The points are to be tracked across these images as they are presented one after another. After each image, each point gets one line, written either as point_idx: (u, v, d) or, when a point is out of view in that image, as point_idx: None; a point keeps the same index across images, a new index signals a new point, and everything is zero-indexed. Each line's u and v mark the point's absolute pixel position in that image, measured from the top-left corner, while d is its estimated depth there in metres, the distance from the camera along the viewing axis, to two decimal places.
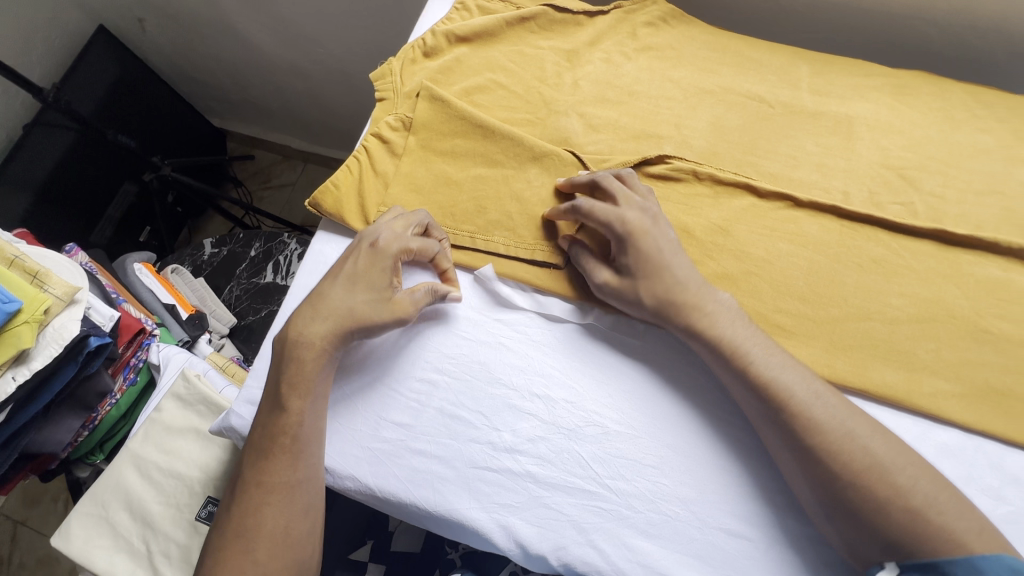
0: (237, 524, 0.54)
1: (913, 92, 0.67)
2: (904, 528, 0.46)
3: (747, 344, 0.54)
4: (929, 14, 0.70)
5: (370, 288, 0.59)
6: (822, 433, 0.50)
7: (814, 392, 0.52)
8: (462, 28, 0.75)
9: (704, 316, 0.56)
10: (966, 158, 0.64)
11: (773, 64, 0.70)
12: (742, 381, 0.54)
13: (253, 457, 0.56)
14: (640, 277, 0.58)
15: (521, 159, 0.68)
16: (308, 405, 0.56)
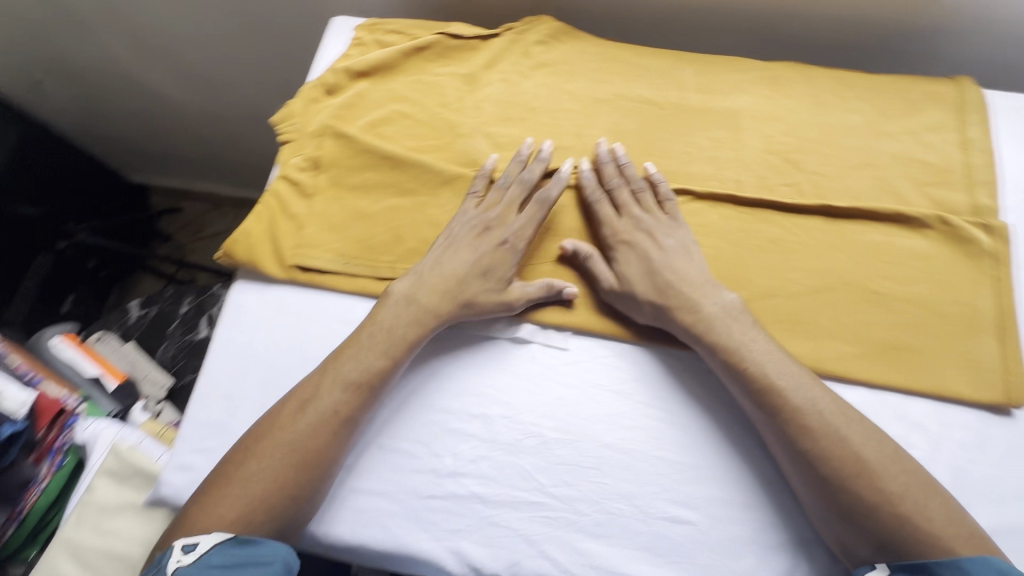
0: (285, 441, 0.56)
1: (786, 81, 0.73)
2: (901, 533, 0.49)
3: (748, 350, 0.57)
4: (790, 9, 0.76)
5: (494, 268, 0.63)
6: (824, 440, 0.52)
7: (812, 398, 0.54)
8: (361, 63, 0.76)
9: (708, 317, 0.59)
10: (839, 136, 0.69)
11: (659, 69, 0.74)
12: (746, 387, 0.56)
13: (326, 385, 0.58)
14: (656, 269, 0.62)
15: (433, 184, 0.70)
16: (406, 344, 0.60)
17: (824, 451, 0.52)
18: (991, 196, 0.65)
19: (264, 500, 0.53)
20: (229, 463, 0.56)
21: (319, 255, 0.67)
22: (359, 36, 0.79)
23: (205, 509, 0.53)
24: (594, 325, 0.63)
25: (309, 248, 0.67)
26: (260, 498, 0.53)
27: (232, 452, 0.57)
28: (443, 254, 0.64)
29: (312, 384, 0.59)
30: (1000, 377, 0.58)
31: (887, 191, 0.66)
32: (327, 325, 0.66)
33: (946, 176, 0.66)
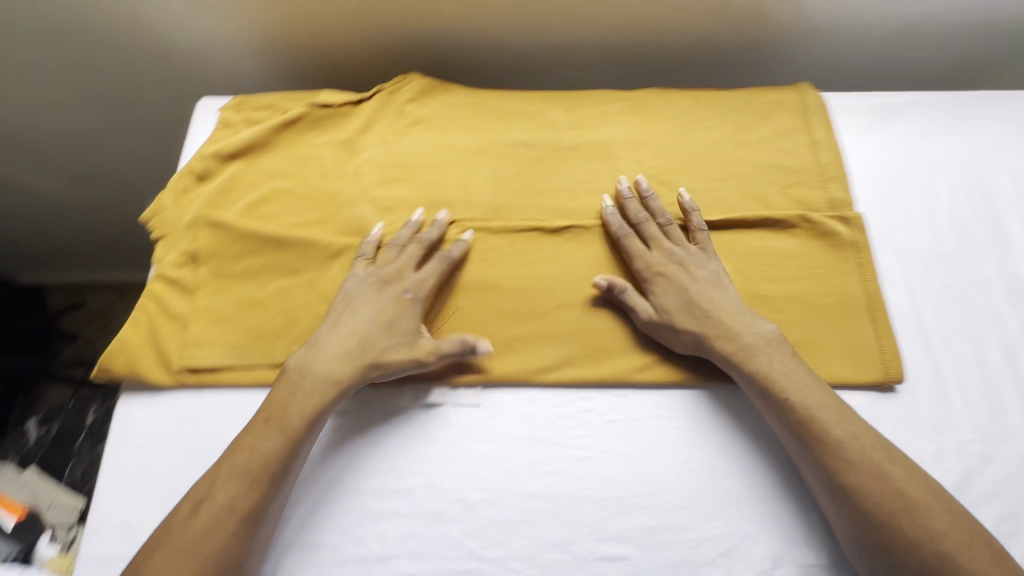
0: (180, 548, 0.52)
1: (649, 107, 0.77)
2: (910, 557, 0.51)
3: (783, 383, 0.58)
4: (643, 40, 0.81)
5: (392, 325, 0.62)
6: (859, 469, 0.54)
7: (853, 433, 0.55)
8: (230, 145, 0.74)
9: (745, 338, 0.60)
10: (705, 153, 0.73)
11: (531, 112, 0.77)
12: (783, 413, 0.57)
13: (222, 479, 0.55)
14: (693, 300, 0.62)
15: (321, 259, 0.68)
16: (303, 425, 0.57)
17: (862, 482, 0.53)
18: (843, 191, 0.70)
19: None
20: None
21: (208, 352, 0.64)
22: (226, 117, 0.77)
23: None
24: (502, 376, 0.63)
25: (197, 347, 0.64)
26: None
27: (139, 554, 0.53)
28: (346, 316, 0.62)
29: (207, 481, 0.55)
30: (879, 358, 0.62)
31: (754, 199, 0.71)
32: (226, 427, 0.61)
33: (801, 178, 0.71)
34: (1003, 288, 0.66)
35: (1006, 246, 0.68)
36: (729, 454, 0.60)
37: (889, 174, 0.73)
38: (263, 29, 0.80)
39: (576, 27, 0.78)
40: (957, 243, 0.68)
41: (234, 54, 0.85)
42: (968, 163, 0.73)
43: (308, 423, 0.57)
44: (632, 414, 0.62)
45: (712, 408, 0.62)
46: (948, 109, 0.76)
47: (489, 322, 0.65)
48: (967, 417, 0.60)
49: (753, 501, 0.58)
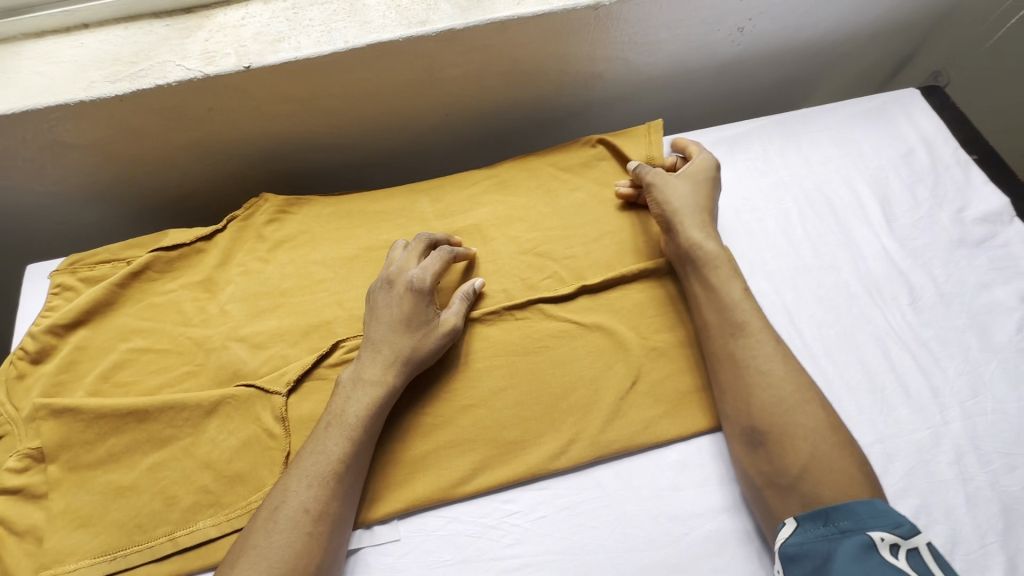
0: (261, 555, 0.50)
1: (513, 181, 0.78)
2: (800, 448, 0.54)
3: (736, 298, 0.63)
4: (494, 116, 0.82)
5: (422, 317, 0.62)
6: (782, 365, 0.58)
7: (777, 351, 0.59)
8: (67, 313, 0.65)
9: (702, 239, 0.66)
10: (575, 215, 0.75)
11: (398, 209, 0.75)
12: (726, 313, 0.62)
13: (293, 480, 0.54)
14: (678, 209, 0.68)
15: (195, 419, 0.61)
16: (365, 424, 0.57)
17: (781, 375, 0.58)
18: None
19: None
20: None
21: (74, 566, 0.55)
22: (60, 281, 0.68)
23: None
24: (417, 501, 0.58)
25: (60, 564, 0.55)
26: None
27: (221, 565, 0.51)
28: (387, 303, 0.63)
29: (281, 486, 0.54)
30: None
31: (629, 252, 0.72)
32: None
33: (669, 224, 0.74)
34: (863, 288, 0.71)
35: (855, 248, 0.74)
36: (662, 520, 0.59)
37: (745, 202, 0.77)
38: (87, 179, 0.73)
39: (425, 118, 0.79)
40: (815, 254, 0.73)
41: (61, 208, 0.77)
42: (807, 177, 0.79)
43: (366, 421, 0.57)
44: (559, 504, 0.59)
45: (635, 474, 0.61)
46: (778, 129, 0.83)
47: (392, 443, 0.61)
48: (864, 421, 0.63)
49: (696, 563, 0.57)
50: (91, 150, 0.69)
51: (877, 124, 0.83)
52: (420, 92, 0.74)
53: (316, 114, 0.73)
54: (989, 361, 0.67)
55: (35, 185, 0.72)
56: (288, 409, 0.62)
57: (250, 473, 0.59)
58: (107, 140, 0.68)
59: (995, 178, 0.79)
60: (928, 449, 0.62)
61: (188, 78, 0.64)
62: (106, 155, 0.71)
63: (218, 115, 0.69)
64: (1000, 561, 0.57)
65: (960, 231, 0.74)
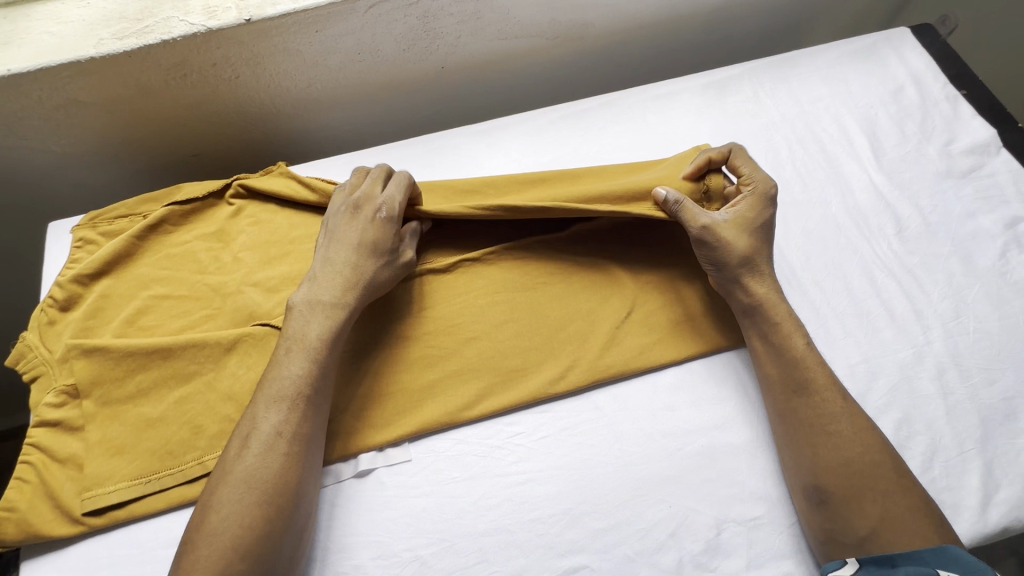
0: (240, 479, 0.52)
1: (508, 129, 0.80)
2: (868, 515, 0.54)
3: (803, 352, 0.60)
4: (490, 67, 0.84)
5: (384, 243, 0.63)
6: (851, 424, 0.57)
7: (846, 409, 0.58)
8: (90, 264, 0.69)
9: (763, 292, 0.63)
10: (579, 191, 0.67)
11: (397, 160, 0.78)
12: (796, 368, 0.60)
13: (261, 406, 0.55)
14: (739, 267, 0.63)
15: (216, 357, 0.65)
16: (326, 345, 0.58)
17: (849, 436, 0.57)
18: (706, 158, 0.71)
19: (244, 544, 0.50)
20: (202, 508, 0.52)
21: (113, 488, 0.59)
22: (81, 236, 0.72)
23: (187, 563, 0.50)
24: (426, 426, 0.62)
25: (100, 486, 0.59)
26: (212, 557, 0.49)
27: (204, 493, 0.54)
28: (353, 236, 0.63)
29: (249, 416, 0.56)
30: None
31: None
32: (151, 561, 0.58)
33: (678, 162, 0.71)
34: (851, 221, 0.73)
35: (843, 183, 0.76)
36: (657, 437, 0.62)
37: (736, 142, 0.79)
38: (101, 139, 0.76)
39: (421, 72, 0.81)
40: (804, 190, 0.75)
41: (76, 169, 0.80)
42: (797, 117, 0.80)
43: (327, 342, 0.59)
44: (560, 425, 0.63)
45: (631, 397, 0.64)
46: (770, 71, 0.84)
47: (401, 374, 0.65)
48: (849, 343, 0.66)
49: (689, 475, 0.61)
50: (104, 109, 0.72)
51: (866, 63, 0.84)
52: (416, 45, 0.76)
53: (315, 68, 0.75)
54: (972, 284, 0.69)
55: (51, 146, 0.75)
56: None
57: None
58: (119, 98, 0.71)
59: (985, 111, 0.80)
60: (911, 366, 0.65)
61: (192, 32, 0.66)
62: (116, 114, 0.73)
63: (221, 70, 0.72)
64: (977, 466, 0.60)
65: (947, 163, 0.76)
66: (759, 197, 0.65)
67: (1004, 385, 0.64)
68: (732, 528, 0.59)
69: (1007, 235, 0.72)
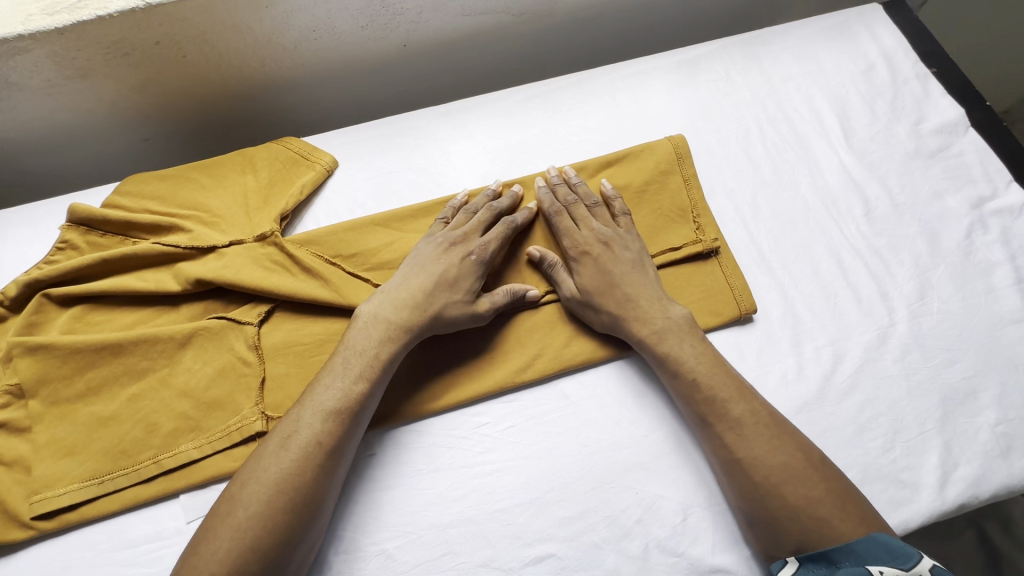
0: (270, 480, 0.51)
1: (474, 109, 0.77)
2: (791, 530, 0.53)
3: (695, 372, 0.59)
4: (453, 46, 0.81)
5: (464, 288, 0.62)
6: (749, 446, 0.56)
7: (747, 433, 0.56)
8: (53, 275, 0.64)
9: (654, 330, 0.61)
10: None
11: (357, 144, 0.75)
12: (693, 403, 0.59)
13: (307, 412, 0.55)
14: (611, 319, 0.63)
15: (170, 352, 0.62)
16: (383, 365, 0.58)
17: (755, 456, 0.55)
18: (682, 162, 0.72)
19: (261, 554, 0.49)
20: (222, 506, 0.51)
21: (64, 492, 0.57)
22: (66, 238, 0.67)
23: (197, 560, 0.49)
24: (390, 419, 0.61)
25: (51, 489, 0.57)
26: (228, 557, 0.48)
27: (227, 486, 0.53)
28: (437, 271, 0.62)
29: (291, 417, 0.55)
30: (731, 297, 0.66)
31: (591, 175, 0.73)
32: (107, 563, 0.56)
33: (662, 177, 0.71)
34: (820, 202, 0.73)
35: (814, 164, 0.75)
36: (624, 424, 0.62)
37: (707, 123, 0.77)
38: (40, 123, 0.72)
39: (382, 50, 0.77)
40: (773, 171, 0.74)
41: (15, 154, 0.75)
42: (769, 97, 0.79)
43: (387, 363, 0.58)
44: (527, 414, 0.62)
45: (599, 385, 0.64)
46: (742, 48, 0.82)
47: None
48: (816, 326, 0.66)
49: (656, 461, 0.61)
50: (41, 91, 0.68)
51: (838, 40, 0.83)
52: (375, 21, 0.72)
53: (269, 46, 0.72)
54: (937, 265, 0.69)
55: None
56: (261, 338, 0.64)
57: (228, 398, 0.61)
58: (57, 79, 0.67)
59: (952, 90, 0.80)
60: (875, 349, 0.65)
61: (129, 8, 0.61)
62: (55, 96, 0.69)
63: (166, 49, 0.68)
64: (937, 445, 0.61)
65: (916, 143, 0.76)
66: (580, 250, 0.65)
67: (965, 365, 0.65)
68: (698, 512, 0.59)
69: (973, 215, 0.72)
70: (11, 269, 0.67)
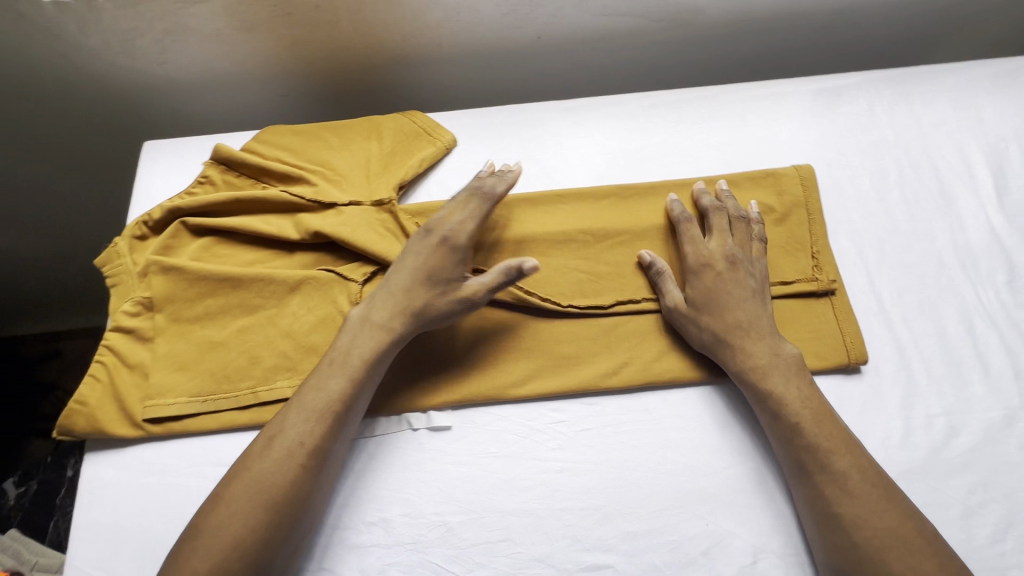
0: (256, 477, 0.54)
1: (597, 108, 0.77)
2: None
3: (800, 415, 0.57)
4: (585, 44, 0.81)
5: (445, 279, 0.62)
6: (853, 502, 0.53)
7: (858, 476, 0.54)
8: (194, 205, 0.70)
9: (760, 361, 0.59)
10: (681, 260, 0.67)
11: (479, 127, 0.77)
12: (793, 447, 0.56)
13: (308, 400, 0.57)
14: (717, 335, 0.61)
15: (280, 293, 0.67)
16: (370, 365, 0.59)
17: (861, 512, 0.53)
18: (808, 194, 0.69)
19: (249, 544, 0.52)
20: (214, 494, 0.54)
21: (171, 402, 0.62)
22: (207, 173, 0.73)
23: (195, 543, 0.52)
24: (469, 396, 0.62)
25: (161, 397, 0.62)
26: (233, 536, 0.51)
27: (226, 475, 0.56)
28: (427, 256, 0.63)
29: (280, 419, 0.57)
30: (842, 342, 0.62)
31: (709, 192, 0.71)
32: (197, 475, 0.61)
33: (783, 207, 0.69)
34: (957, 260, 0.67)
35: (956, 218, 0.69)
36: (704, 451, 0.60)
37: (840, 157, 0.73)
38: (201, 67, 0.78)
39: (517, 38, 0.79)
40: (908, 219, 0.69)
41: (175, 92, 0.83)
42: (913, 139, 0.73)
43: (378, 359, 0.59)
44: (605, 420, 0.62)
45: (683, 406, 0.62)
46: (892, 84, 0.77)
47: (452, 341, 0.65)
48: (932, 392, 0.61)
49: (731, 496, 0.58)
50: (210, 38, 0.74)
51: (1005, 89, 0.76)
52: (517, 10, 0.74)
53: (414, 22, 0.75)
54: None
55: (156, 68, 0.78)
56: (363, 296, 0.67)
57: (325, 347, 0.65)
58: (225, 30, 0.73)
59: None
60: (998, 430, 0.59)
61: None
62: (220, 44, 0.75)
63: (324, 13, 0.72)
64: None
65: None
66: (705, 262, 0.64)
67: None
68: (769, 559, 0.56)
69: None
70: (159, 194, 0.74)
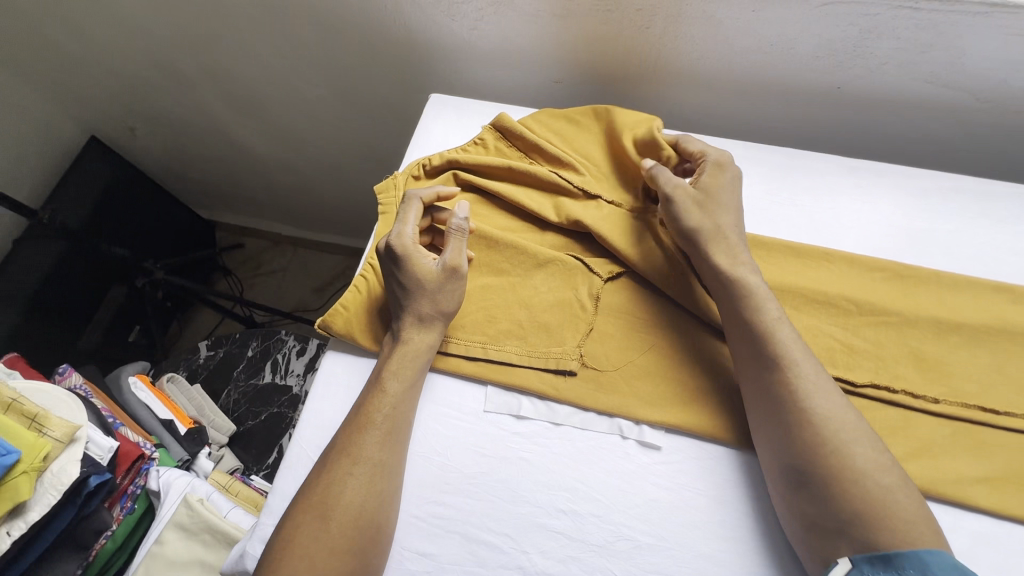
0: (349, 482, 0.56)
1: (884, 176, 0.72)
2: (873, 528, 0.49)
3: (775, 324, 0.58)
4: (884, 107, 0.77)
5: (429, 272, 0.64)
6: (826, 416, 0.53)
7: (829, 401, 0.54)
8: (470, 162, 0.75)
9: (740, 270, 0.61)
10: (957, 364, 0.60)
11: (752, 162, 0.75)
12: (763, 377, 0.57)
13: (391, 377, 0.61)
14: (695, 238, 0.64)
15: (527, 266, 0.70)
16: (413, 360, 0.62)
17: (832, 422, 0.53)
18: None
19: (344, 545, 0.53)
20: (308, 495, 0.56)
21: None
22: (484, 136, 0.78)
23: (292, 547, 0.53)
24: (687, 424, 0.61)
25: None
26: (353, 503, 0.55)
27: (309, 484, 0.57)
28: (410, 255, 0.64)
29: (332, 445, 0.59)
30: None
31: (1006, 300, 0.63)
32: None
33: None
34: None
35: None
36: None
37: None
38: (501, 40, 0.84)
39: (817, 85, 0.76)
40: None
41: (465, 56, 0.89)
42: None
43: (426, 353, 0.63)
44: None
45: None
46: None
47: (679, 364, 0.64)
48: None
49: None
50: (525, 17, 0.78)
51: None
52: (836, 57, 0.71)
53: (721, 46, 0.74)
54: None
55: (463, 32, 0.84)
56: (602, 293, 0.68)
57: (557, 328, 0.66)
58: (544, 13, 0.77)
59: None
60: None
61: None
62: (530, 24, 0.79)
63: (640, 17, 0.74)
64: None
65: None
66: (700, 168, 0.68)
67: None
68: None
69: None
70: (437, 145, 0.81)
